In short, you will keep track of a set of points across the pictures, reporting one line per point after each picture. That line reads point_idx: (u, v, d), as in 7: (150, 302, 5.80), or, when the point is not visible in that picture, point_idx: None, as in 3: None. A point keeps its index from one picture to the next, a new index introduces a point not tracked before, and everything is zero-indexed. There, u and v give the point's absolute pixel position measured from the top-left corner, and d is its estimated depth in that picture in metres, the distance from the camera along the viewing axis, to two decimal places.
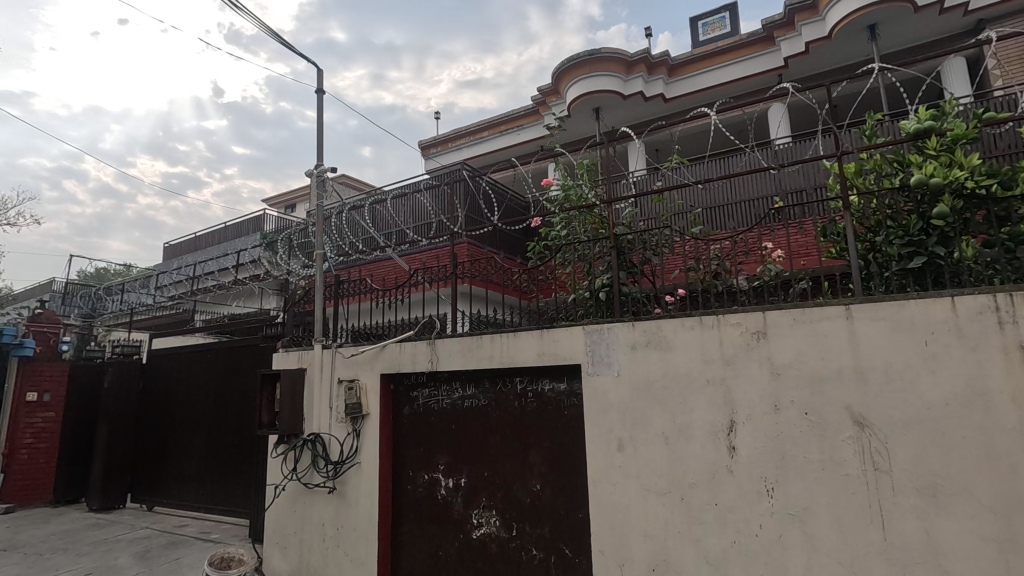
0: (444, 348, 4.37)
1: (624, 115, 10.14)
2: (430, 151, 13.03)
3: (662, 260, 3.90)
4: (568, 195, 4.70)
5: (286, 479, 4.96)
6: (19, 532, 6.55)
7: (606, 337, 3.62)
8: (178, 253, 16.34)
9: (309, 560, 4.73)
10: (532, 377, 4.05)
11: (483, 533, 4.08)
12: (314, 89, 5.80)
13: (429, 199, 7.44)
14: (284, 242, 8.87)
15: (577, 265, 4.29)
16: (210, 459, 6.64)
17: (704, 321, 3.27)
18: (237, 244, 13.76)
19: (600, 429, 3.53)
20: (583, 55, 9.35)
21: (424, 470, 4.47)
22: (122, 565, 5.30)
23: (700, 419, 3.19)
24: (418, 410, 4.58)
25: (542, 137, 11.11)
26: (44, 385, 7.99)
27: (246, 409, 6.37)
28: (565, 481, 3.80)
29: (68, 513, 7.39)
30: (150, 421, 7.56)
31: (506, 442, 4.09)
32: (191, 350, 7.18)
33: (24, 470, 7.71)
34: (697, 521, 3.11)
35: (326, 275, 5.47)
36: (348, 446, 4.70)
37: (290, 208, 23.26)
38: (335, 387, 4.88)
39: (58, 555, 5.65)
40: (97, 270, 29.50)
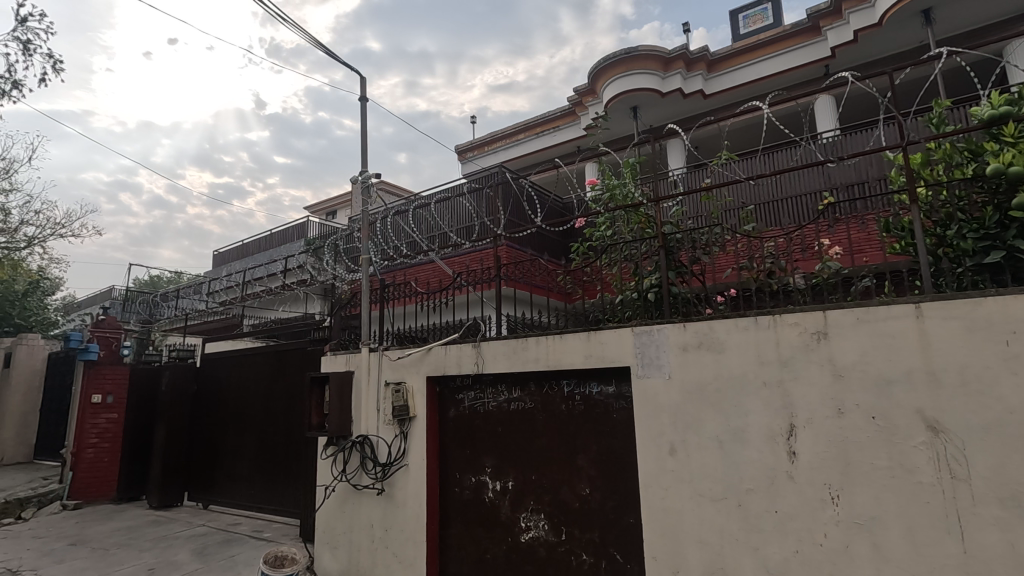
0: (489, 351, 4.37)
1: (663, 114, 10.01)
2: (467, 155, 13.13)
3: (712, 259, 3.77)
4: (614, 194, 4.63)
5: (335, 480, 5.05)
6: (86, 527, 6.88)
7: (655, 338, 3.55)
8: (227, 260, 16.96)
9: (359, 560, 4.80)
10: (579, 380, 4.01)
11: (532, 537, 4.05)
12: (358, 97, 5.95)
13: (471, 202, 7.49)
14: (329, 247, 9.09)
15: (622, 266, 4.23)
16: (262, 459, 6.83)
17: (759, 321, 3.16)
18: (285, 251, 14.16)
19: (650, 432, 3.46)
20: (620, 53, 9.25)
21: (470, 472, 4.48)
22: (181, 561, 5.50)
23: (756, 422, 3.09)
24: (464, 412, 4.60)
25: (580, 137, 11.05)
26: (107, 387, 8.45)
27: (295, 410, 6.55)
28: (615, 485, 3.73)
29: (129, 510, 7.72)
30: (203, 422, 7.83)
31: (553, 444, 4.06)
32: (241, 353, 7.42)
33: (89, 468, 8.10)
34: (755, 529, 3.00)
35: (370, 279, 5.56)
36: (395, 448, 4.75)
37: (331, 215, 23.93)
38: (382, 389, 4.95)
39: (122, 551, 5.90)
40: (153, 277, 30.94)
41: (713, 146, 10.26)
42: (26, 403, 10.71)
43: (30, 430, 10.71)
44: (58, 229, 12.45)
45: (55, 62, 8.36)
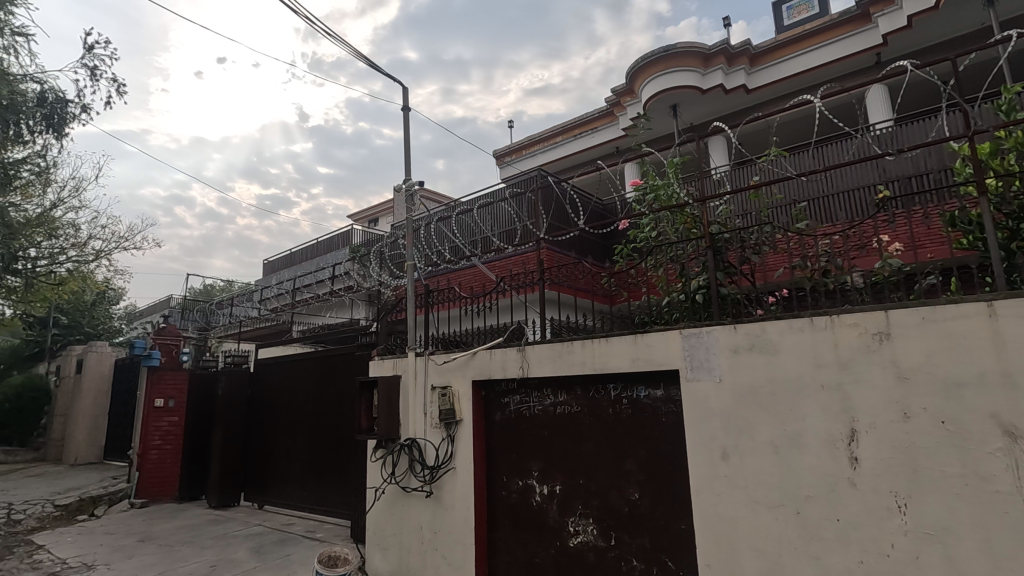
0: (534, 355, 4.38)
1: (704, 111, 9.81)
2: (505, 159, 13.22)
3: (763, 258, 3.65)
4: (658, 195, 4.55)
5: (385, 482, 5.16)
6: (152, 525, 7.25)
7: (704, 340, 3.48)
8: (276, 268, 17.60)
9: (409, 561, 4.88)
10: (626, 383, 3.97)
11: (580, 542, 4.02)
12: (400, 106, 6.09)
13: (513, 207, 7.53)
14: (374, 254, 9.33)
15: (668, 267, 4.17)
16: (313, 461, 7.04)
17: (815, 321, 3.06)
18: (331, 259, 14.57)
19: (701, 438, 3.38)
20: (659, 52, 9.13)
21: (517, 475, 4.49)
22: (240, 559, 5.72)
23: (814, 427, 2.98)
24: (510, 416, 4.62)
25: (619, 137, 10.95)
26: (169, 392, 8.87)
27: (344, 413, 6.73)
28: (665, 490, 3.67)
29: (191, 509, 8.10)
30: (257, 426, 8.13)
31: (600, 448, 4.03)
32: (292, 359, 7.67)
33: (154, 468, 8.54)
34: (816, 537, 2.90)
35: (415, 284, 5.66)
36: (442, 451, 4.81)
37: (373, 223, 24.55)
38: (429, 393, 5.03)
39: (185, 548, 6.18)
40: (207, 286, 32.39)
41: (762, 141, 9.98)
42: (96, 407, 11.38)
43: (100, 432, 11.37)
44: (121, 242, 13.17)
45: (118, 85, 8.88)
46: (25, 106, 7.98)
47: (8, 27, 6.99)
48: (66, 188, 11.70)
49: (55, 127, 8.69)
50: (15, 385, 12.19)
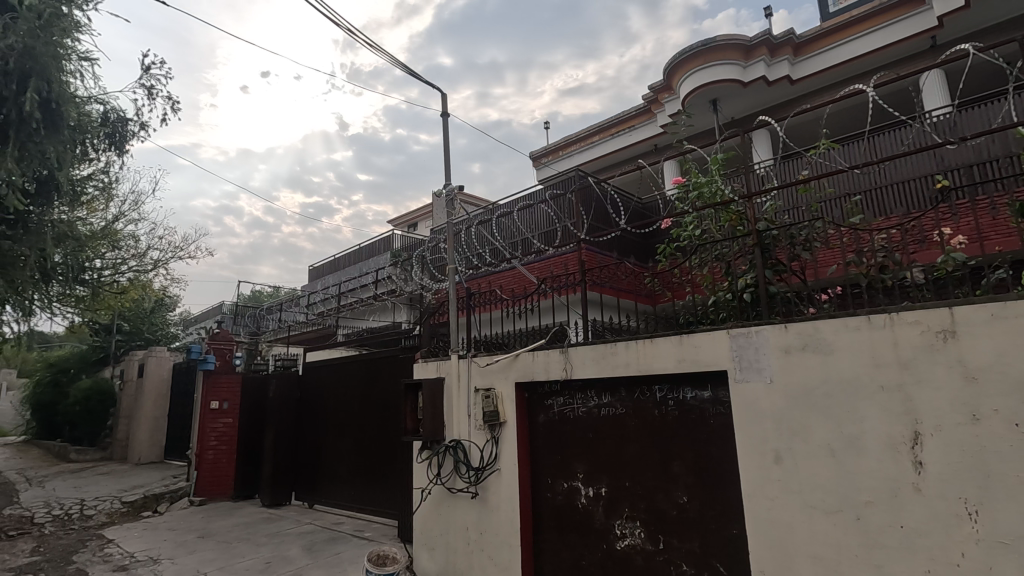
0: (577, 356, 4.36)
1: (745, 104, 9.57)
2: (542, 160, 13.24)
3: (814, 255, 3.53)
4: (701, 192, 4.44)
5: (431, 483, 5.23)
6: (211, 522, 7.58)
7: (754, 340, 3.39)
8: (321, 274, 18.13)
9: (456, 561, 4.93)
10: (672, 385, 3.91)
11: (628, 545, 3.97)
12: (440, 112, 6.18)
13: (553, 208, 7.53)
14: (416, 258, 9.50)
15: (713, 266, 4.08)
16: (360, 462, 7.21)
17: (873, 320, 2.94)
18: (373, 264, 14.89)
19: (752, 441, 3.30)
20: (697, 47, 8.97)
21: (563, 477, 4.48)
22: (293, 556, 5.91)
23: (873, 430, 2.86)
24: (554, 418, 4.62)
25: (658, 135, 10.80)
26: (223, 395, 9.26)
27: (390, 415, 6.87)
28: (715, 494, 3.58)
29: (245, 507, 8.42)
30: (306, 427, 8.38)
31: (646, 450, 3.97)
32: (338, 362, 7.88)
33: (210, 467, 8.90)
34: (877, 544, 2.78)
35: (457, 287, 5.72)
36: (487, 453, 4.85)
37: (412, 227, 25.01)
38: (472, 395, 5.07)
39: (242, 544, 6.43)
40: (256, 292, 33.68)
41: (812, 132, 9.65)
42: (157, 409, 11.99)
43: (161, 433, 11.95)
44: (177, 252, 13.84)
45: (173, 103, 9.34)
46: (91, 126, 8.49)
47: (75, 52, 7.45)
48: (127, 202, 12.38)
49: (117, 145, 9.21)
50: (84, 388, 12.95)
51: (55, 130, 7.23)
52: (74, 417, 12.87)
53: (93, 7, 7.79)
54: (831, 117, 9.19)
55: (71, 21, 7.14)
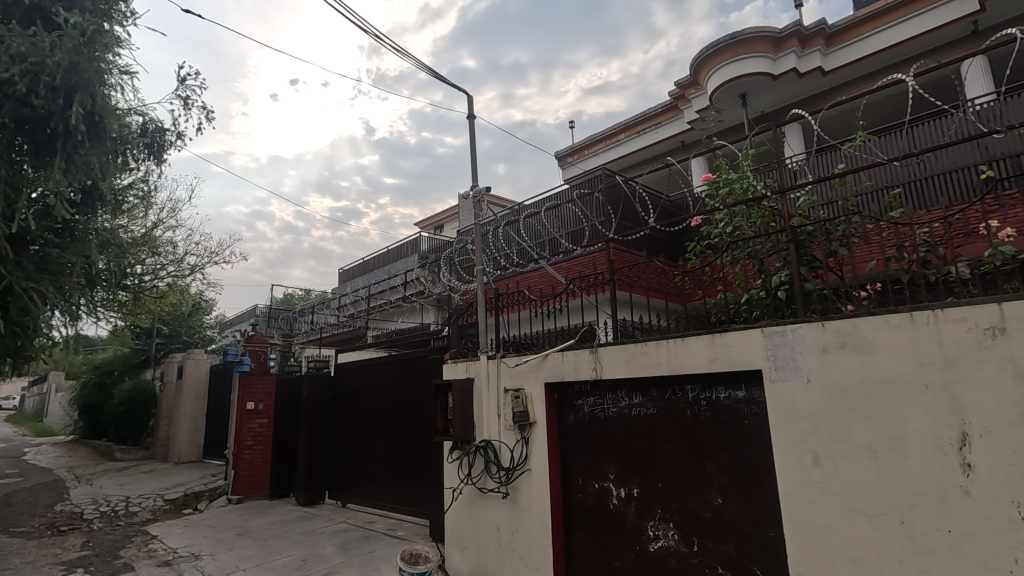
0: (607, 356, 4.34)
1: (775, 98, 9.38)
2: (567, 160, 13.20)
3: (852, 250, 3.43)
4: (732, 188, 4.33)
5: (462, 483, 5.27)
6: (248, 520, 7.77)
7: (789, 338, 3.32)
8: (350, 277, 18.44)
9: (487, 561, 4.95)
10: (704, 385, 3.85)
11: (661, 547, 3.92)
12: (466, 114, 6.22)
13: (580, 207, 7.49)
14: (444, 260, 9.58)
15: (746, 264, 4.00)
16: (392, 462, 7.30)
17: (915, 317, 2.84)
18: (401, 266, 15.08)
19: (788, 441, 3.23)
20: (724, 40, 8.81)
21: (594, 478, 4.45)
22: (328, 554, 6.02)
23: (917, 431, 2.77)
24: (584, 418, 4.60)
25: (685, 131, 10.65)
26: (258, 396, 9.46)
27: (420, 415, 6.95)
28: (751, 496, 3.52)
29: (281, 505, 8.61)
30: (338, 427, 8.52)
31: (678, 451, 3.92)
32: (369, 363, 8.00)
33: (247, 467, 9.14)
34: (923, 549, 2.69)
35: (485, 288, 5.74)
36: (517, 453, 4.85)
37: (438, 229, 25.23)
38: (502, 395, 5.08)
39: (278, 542, 6.58)
40: (287, 295, 34.43)
41: (848, 123, 9.37)
42: (196, 410, 12.36)
43: (200, 433, 12.32)
44: (213, 257, 14.26)
45: (208, 113, 9.64)
46: (131, 136, 8.82)
47: (116, 67, 7.76)
48: (165, 210, 12.82)
49: (156, 154, 9.55)
50: (127, 389, 13.45)
51: (99, 142, 7.55)
52: (118, 417, 13.38)
53: (132, 23, 8.11)
54: (869, 107, 8.91)
55: (112, 37, 7.44)
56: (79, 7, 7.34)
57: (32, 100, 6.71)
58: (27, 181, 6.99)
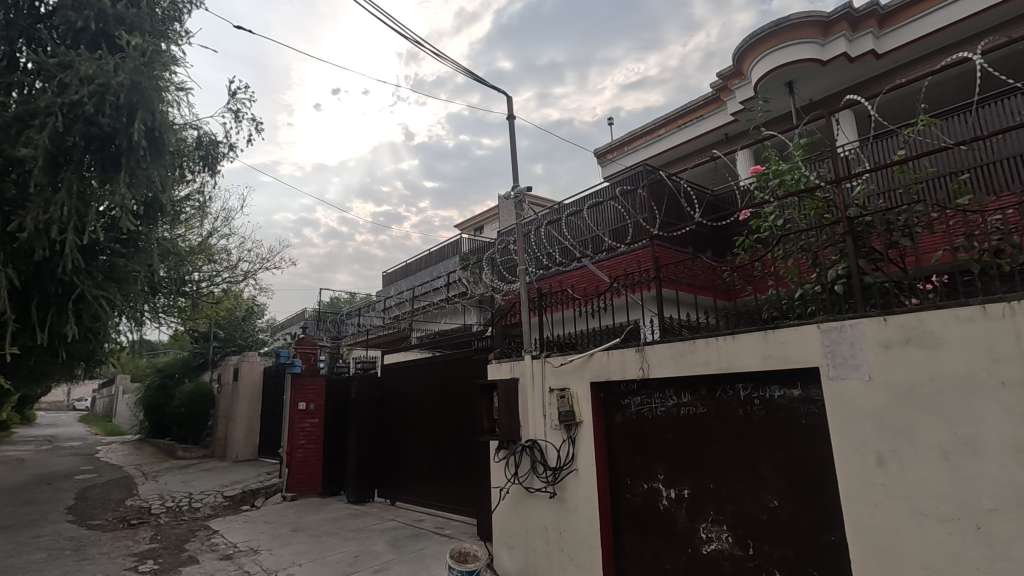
0: (654, 354, 4.27)
1: (824, 84, 9.02)
2: (606, 158, 13.09)
3: (915, 241, 3.26)
4: (783, 179, 4.17)
5: (509, 482, 5.29)
6: (302, 516, 8.04)
7: (848, 334, 3.18)
8: (394, 279, 18.82)
9: (536, 561, 4.94)
10: (756, 383, 3.74)
11: (714, 550, 3.82)
12: (506, 115, 6.26)
13: (622, 204, 7.39)
14: (485, 261, 9.65)
15: (799, 257, 3.86)
16: (439, 462, 7.39)
17: (988, 310, 2.67)
18: (444, 268, 15.28)
19: (849, 442, 3.10)
20: (769, 28, 8.52)
21: (643, 479, 4.39)
22: (379, 551, 6.15)
23: (994, 431, 2.60)
24: (631, 418, 4.54)
25: (729, 123, 10.37)
26: (309, 396, 9.76)
27: (466, 415, 7.02)
28: (810, 499, 3.39)
29: (334, 503, 8.86)
30: (386, 427, 8.71)
31: (731, 452, 3.82)
32: (415, 363, 8.14)
33: (300, 465, 9.44)
34: (1004, 557, 2.52)
35: (528, 287, 5.73)
36: (564, 453, 4.83)
37: (479, 230, 25.45)
38: (547, 395, 5.07)
39: (331, 538, 6.78)
40: (334, 298, 35.47)
41: (909, 106, 8.88)
42: (251, 410, 12.87)
43: (255, 432, 12.82)
44: (264, 263, 14.84)
45: (257, 124, 10.04)
46: (188, 150, 9.28)
47: (172, 84, 8.17)
48: (219, 219, 13.44)
49: (210, 165, 10.02)
50: (188, 391, 14.14)
51: (159, 156, 7.97)
52: (181, 417, 14.09)
53: (187, 42, 8.54)
54: (932, 87, 8.41)
55: (169, 56, 7.85)
56: (139, 29, 7.78)
57: (98, 119, 7.14)
58: (96, 196, 7.44)
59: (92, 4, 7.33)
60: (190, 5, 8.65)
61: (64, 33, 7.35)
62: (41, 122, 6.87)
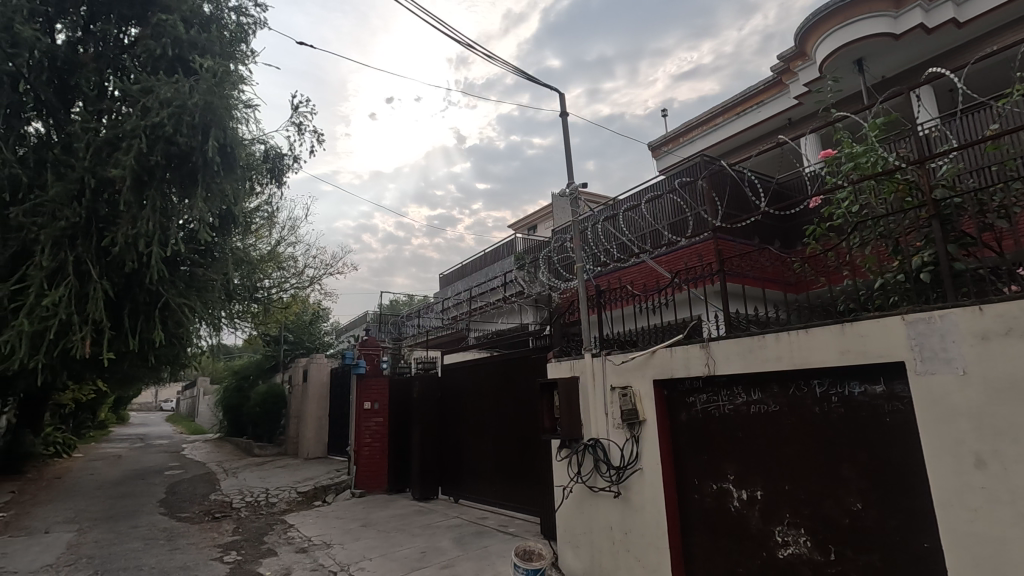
0: (720, 350, 4.12)
1: (897, 60, 8.46)
2: (661, 150, 12.81)
3: (1013, 221, 2.98)
4: (857, 163, 3.91)
5: (572, 481, 5.25)
6: (371, 512, 8.32)
7: (938, 326, 2.95)
8: (451, 281, 19.16)
9: (602, 561, 4.89)
10: (834, 378, 3.54)
11: (791, 554, 3.65)
12: (559, 112, 6.23)
13: (682, 196, 7.19)
14: (542, 260, 9.64)
15: (878, 245, 3.62)
16: (501, 460, 7.45)
17: None
18: (499, 268, 15.40)
19: (943, 441, 2.87)
20: (835, 3, 8.05)
21: (711, 479, 4.25)
22: (445, 547, 6.27)
23: None
24: (697, 417, 4.41)
25: (792, 108, 9.89)
26: (374, 396, 10.07)
27: (527, 414, 7.05)
28: (898, 502, 3.16)
29: (400, 499, 9.10)
30: (448, 425, 8.86)
31: (807, 452, 3.63)
32: (474, 363, 8.24)
33: (367, 463, 9.75)
34: None
35: (586, 285, 5.66)
36: (628, 452, 4.75)
37: (533, 229, 25.51)
38: (608, 393, 5.00)
39: (399, 534, 6.97)
40: (394, 301, 36.53)
41: (999, 74, 8.12)
42: (320, 409, 13.44)
43: (324, 431, 13.37)
44: (328, 268, 15.48)
45: (319, 136, 10.48)
46: (256, 163, 9.79)
47: (242, 102, 8.66)
48: (286, 228, 14.13)
49: (277, 177, 10.54)
50: (262, 392, 14.93)
51: (231, 171, 8.45)
52: (256, 416, 14.89)
53: (253, 62, 9.02)
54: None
55: (238, 76, 8.33)
56: (209, 52, 8.29)
57: (177, 138, 7.64)
58: (176, 210, 7.98)
59: (169, 32, 7.87)
60: (255, 26, 9.14)
61: (145, 60, 7.93)
62: (128, 143, 7.43)
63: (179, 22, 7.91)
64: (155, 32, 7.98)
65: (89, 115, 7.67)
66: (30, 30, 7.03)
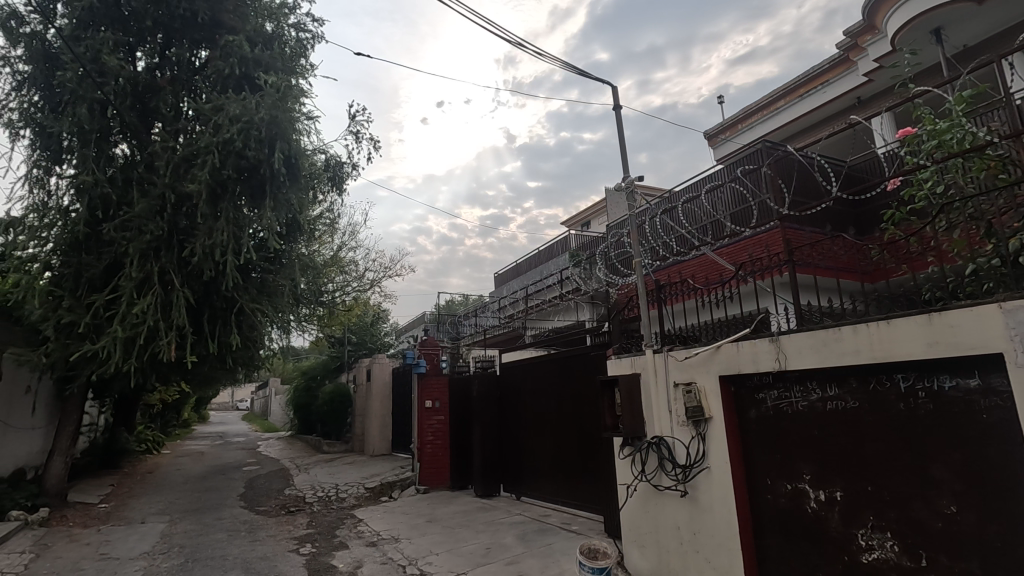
0: (791, 344, 3.95)
1: (980, 27, 7.80)
2: (719, 138, 12.38)
3: None
4: (941, 141, 3.63)
5: (636, 479, 5.17)
6: (435, 508, 8.49)
7: None
8: (506, 279, 19.25)
9: (669, 562, 4.78)
10: (921, 372, 3.31)
11: (877, 559, 3.44)
12: (611, 105, 6.14)
13: (744, 184, 6.91)
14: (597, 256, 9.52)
15: (968, 228, 3.35)
16: (563, 458, 7.41)
17: None
18: (554, 265, 15.33)
19: None
20: None
21: (785, 479, 4.07)
22: (509, 544, 6.32)
23: None
24: (767, 414, 4.24)
25: (861, 86, 9.31)
26: (435, 395, 10.27)
27: (587, 411, 6.98)
28: (998, 506, 2.92)
29: (463, 496, 9.24)
30: (508, 423, 8.91)
31: (892, 451, 3.41)
32: (532, 360, 8.25)
33: (430, 460, 9.96)
34: None
35: (646, 280, 5.55)
36: (694, 450, 4.63)
37: (586, 225, 25.27)
38: (672, 390, 4.89)
39: (464, 530, 7.09)
40: (451, 301, 37.11)
41: None
42: (383, 408, 13.85)
43: (387, 428, 13.77)
44: (386, 271, 15.94)
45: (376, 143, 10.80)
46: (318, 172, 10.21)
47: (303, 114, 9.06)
48: (346, 233, 14.66)
49: (338, 185, 10.93)
50: (329, 392, 15.56)
51: (295, 181, 8.86)
52: (324, 415, 15.53)
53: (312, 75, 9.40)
54: None
55: (299, 90, 8.72)
56: (272, 68, 8.71)
57: (247, 152, 8.07)
58: (247, 221, 8.44)
59: (235, 52, 8.35)
60: (314, 40, 9.52)
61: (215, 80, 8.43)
62: (203, 159, 7.93)
63: (245, 42, 8.38)
64: (223, 53, 8.48)
65: (168, 135, 8.23)
66: (115, 60, 7.68)
